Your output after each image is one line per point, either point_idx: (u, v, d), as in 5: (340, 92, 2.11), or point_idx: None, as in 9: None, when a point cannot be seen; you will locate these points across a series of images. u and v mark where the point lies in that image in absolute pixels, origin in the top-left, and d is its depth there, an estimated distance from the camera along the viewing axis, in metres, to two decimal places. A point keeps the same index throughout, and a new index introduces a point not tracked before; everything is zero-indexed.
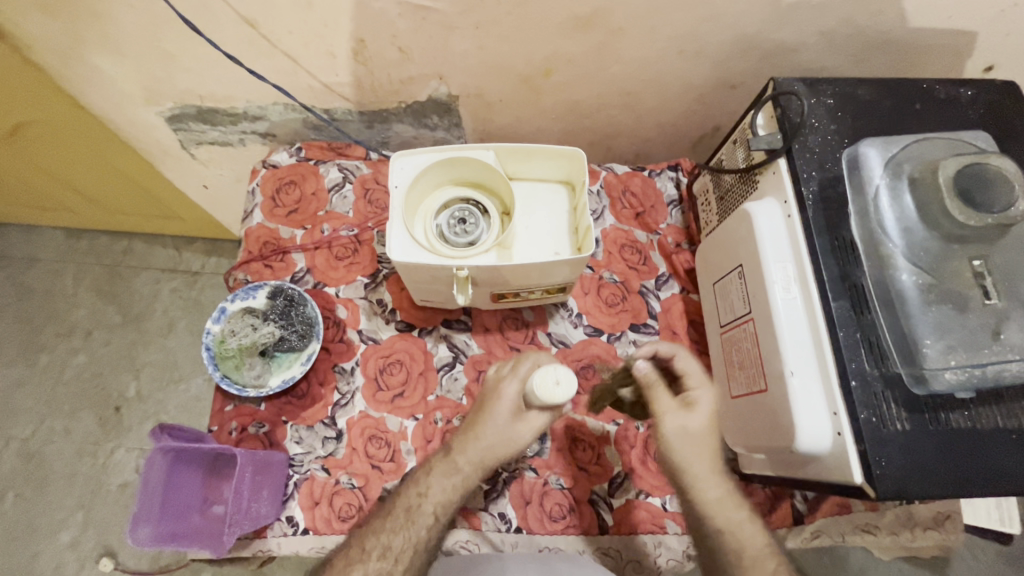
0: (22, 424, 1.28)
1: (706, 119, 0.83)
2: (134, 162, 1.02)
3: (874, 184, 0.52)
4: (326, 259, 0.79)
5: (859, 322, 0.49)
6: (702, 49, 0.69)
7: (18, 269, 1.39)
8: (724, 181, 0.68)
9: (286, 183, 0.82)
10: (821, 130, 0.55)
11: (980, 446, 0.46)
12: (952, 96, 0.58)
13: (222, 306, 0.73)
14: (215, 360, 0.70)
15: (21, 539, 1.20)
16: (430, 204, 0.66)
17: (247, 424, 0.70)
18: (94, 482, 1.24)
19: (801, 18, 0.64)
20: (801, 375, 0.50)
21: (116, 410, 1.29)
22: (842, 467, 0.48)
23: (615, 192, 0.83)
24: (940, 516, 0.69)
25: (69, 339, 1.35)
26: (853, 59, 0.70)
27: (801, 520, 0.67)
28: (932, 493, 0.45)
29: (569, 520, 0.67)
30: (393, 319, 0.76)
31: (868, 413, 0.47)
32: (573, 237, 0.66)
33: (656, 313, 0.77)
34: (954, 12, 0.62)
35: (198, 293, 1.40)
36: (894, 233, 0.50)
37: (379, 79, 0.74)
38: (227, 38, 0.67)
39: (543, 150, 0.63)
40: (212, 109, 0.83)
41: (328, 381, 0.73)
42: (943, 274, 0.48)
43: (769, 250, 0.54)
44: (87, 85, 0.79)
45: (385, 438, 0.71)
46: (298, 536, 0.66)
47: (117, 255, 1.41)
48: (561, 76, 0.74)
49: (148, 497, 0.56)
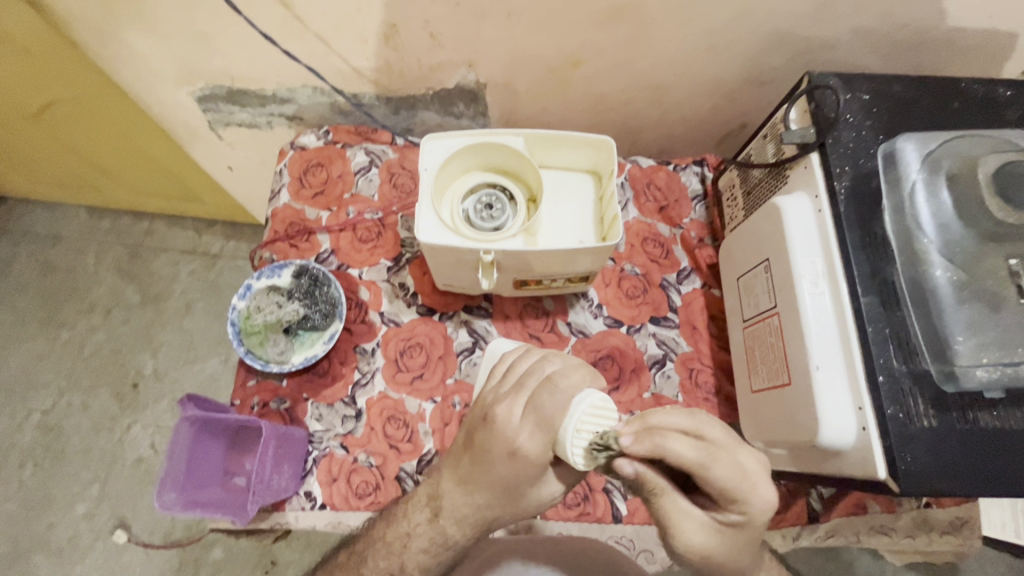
0: (42, 397, 1.30)
1: (733, 115, 0.82)
2: (161, 143, 1.03)
3: (911, 179, 0.52)
4: (350, 241, 0.80)
5: (889, 318, 0.49)
6: (735, 43, 0.68)
7: (43, 246, 1.42)
8: (752, 176, 0.68)
9: (313, 165, 0.83)
10: (855, 126, 0.55)
11: (1010, 447, 0.46)
12: (991, 95, 0.57)
13: (248, 283, 0.74)
14: (240, 335, 0.72)
15: (38, 508, 1.22)
16: (457, 188, 0.66)
17: (268, 399, 0.71)
18: (110, 456, 1.27)
19: (838, 14, 0.63)
20: (826, 370, 0.50)
21: (133, 386, 1.32)
22: (865, 462, 0.47)
23: (639, 185, 0.83)
24: (957, 522, 0.68)
25: (90, 315, 1.37)
26: (889, 58, 0.70)
27: (817, 519, 0.67)
28: (958, 492, 0.45)
29: (584, 508, 0.68)
30: (415, 303, 0.77)
31: (894, 408, 0.46)
32: (598, 226, 0.66)
33: (676, 307, 0.77)
34: (995, 12, 0.61)
35: (217, 275, 1.42)
36: (930, 228, 0.51)
37: (409, 65, 0.75)
38: (261, 18, 0.68)
39: (572, 137, 0.63)
40: (242, 90, 0.84)
41: (349, 361, 0.73)
42: (977, 273, 0.49)
43: (798, 244, 0.54)
44: (120, 63, 0.81)
45: (403, 419, 0.71)
46: (315, 511, 0.67)
47: (139, 235, 1.44)
48: (590, 67, 0.74)
49: (174, 463, 0.57)
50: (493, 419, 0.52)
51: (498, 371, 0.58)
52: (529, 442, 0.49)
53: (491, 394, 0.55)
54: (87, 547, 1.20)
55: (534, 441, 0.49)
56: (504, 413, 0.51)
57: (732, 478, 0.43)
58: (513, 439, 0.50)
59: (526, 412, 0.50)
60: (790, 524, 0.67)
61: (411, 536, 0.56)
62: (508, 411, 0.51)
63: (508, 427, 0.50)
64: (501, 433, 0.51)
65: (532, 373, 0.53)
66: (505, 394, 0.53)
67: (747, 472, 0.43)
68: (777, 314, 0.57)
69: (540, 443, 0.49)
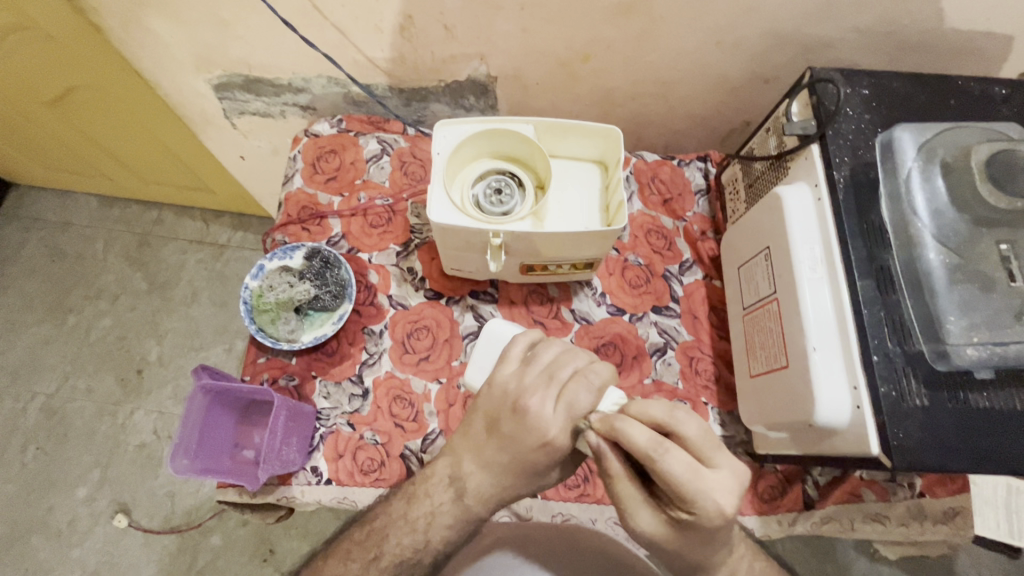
0: (46, 381, 1.32)
1: (737, 113, 0.85)
2: (175, 132, 1.05)
3: (908, 167, 0.54)
4: (360, 226, 0.82)
5: (885, 302, 0.51)
6: (739, 41, 0.71)
7: (52, 233, 1.44)
8: (755, 169, 0.70)
9: (327, 152, 0.86)
10: (855, 119, 0.57)
11: (997, 425, 0.47)
12: (986, 93, 0.59)
13: (260, 263, 0.76)
14: (252, 313, 0.73)
15: (39, 491, 1.23)
16: (467, 174, 0.68)
17: (277, 376, 0.73)
18: (113, 441, 1.28)
19: (839, 14, 0.65)
20: (823, 351, 0.52)
21: (137, 373, 1.33)
22: (860, 440, 0.49)
23: (644, 178, 0.84)
24: (950, 512, 0.70)
25: (97, 302, 1.39)
26: (888, 59, 0.72)
27: (812, 505, 0.69)
28: (948, 468, 0.47)
29: (584, 489, 0.69)
30: (422, 287, 0.79)
31: (888, 387, 0.48)
32: (604, 214, 0.68)
33: (678, 297, 0.79)
34: (991, 14, 0.63)
35: (223, 265, 1.43)
36: (924, 214, 0.52)
37: (422, 56, 0.77)
38: (281, 7, 0.70)
39: (581, 126, 0.65)
40: (259, 78, 0.86)
41: (358, 342, 0.75)
42: (970, 256, 0.50)
43: (798, 231, 0.55)
44: (141, 50, 0.83)
45: (409, 399, 0.73)
46: (321, 486, 0.69)
47: (147, 224, 1.46)
48: (598, 62, 0.76)
49: (187, 430, 0.59)
50: (523, 408, 0.53)
51: (513, 357, 0.57)
52: (562, 434, 0.51)
53: (515, 382, 0.55)
54: (87, 531, 1.21)
55: (564, 431, 0.51)
56: (536, 406, 0.52)
57: (685, 475, 0.45)
58: (546, 431, 0.51)
59: (559, 405, 0.52)
60: (785, 509, 0.69)
61: (425, 511, 0.58)
62: (540, 403, 0.52)
63: (541, 418, 0.51)
64: (537, 422, 0.51)
65: (563, 366, 0.54)
66: (534, 384, 0.53)
67: (700, 476, 0.45)
68: (776, 300, 0.59)
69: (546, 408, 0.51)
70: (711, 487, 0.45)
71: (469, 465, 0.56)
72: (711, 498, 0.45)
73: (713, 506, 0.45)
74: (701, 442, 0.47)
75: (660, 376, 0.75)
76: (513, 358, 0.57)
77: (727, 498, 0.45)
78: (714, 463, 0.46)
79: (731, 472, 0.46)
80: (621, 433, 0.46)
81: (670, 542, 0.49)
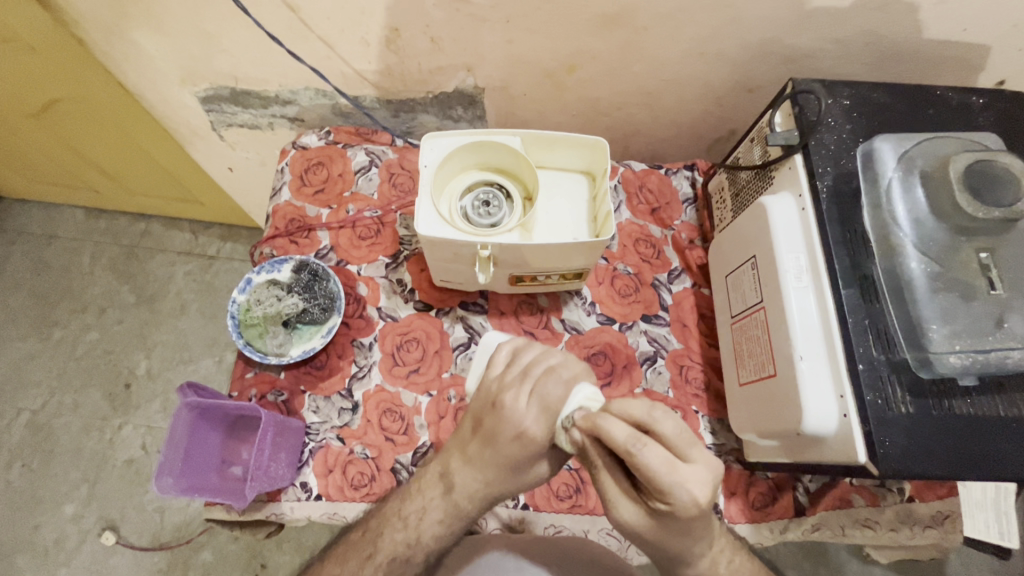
0: (32, 397, 1.30)
1: (722, 122, 0.85)
2: (161, 144, 1.05)
3: (887, 177, 0.54)
4: (349, 238, 0.81)
5: (869, 309, 0.51)
6: (723, 52, 0.72)
7: (37, 246, 1.42)
8: (740, 178, 0.70)
9: (315, 163, 0.85)
10: (837, 129, 0.58)
11: (978, 431, 0.48)
12: (964, 102, 0.60)
13: (248, 277, 0.75)
14: (239, 328, 0.73)
15: (24, 509, 1.21)
16: (455, 186, 0.68)
17: (266, 391, 0.72)
18: (100, 457, 1.26)
19: (820, 25, 0.66)
20: (809, 360, 0.52)
21: (126, 387, 1.31)
22: (846, 447, 0.49)
23: (632, 188, 0.85)
24: (939, 515, 0.70)
25: (83, 316, 1.37)
26: (869, 68, 0.73)
27: (803, 512, 0.69)
28: (933, 475, 0.47)
29: (576, 500, 0.69)
30: (412, 299, 0.78)
31: (873, 395, 0.49)
32: (591, 224, 0.68)
33: (667, 305, 0.79)
34: (967, 25, 0.65)
35: (212, 277, 1.42)
36: (905, 224, 0.52)
37: (410, 68, 0.77)
38: (268, 20, 0.70)
39: (568, 138, 0.66)
40: (246, 90, 0.86)
41: (347, 355, 0.75)
42: (951, 265, 0.50)
43: (783, 241, 0.56)
44: (126, 63, 0.83)
45: (399, 412, 0.72)
46: (311, 501, 0.68)
47: (135, 236, 1.44)
48: (585, 73, 0.77)
49: (173, 448, 0.58)
50: (500, 404, 0.54)
51: (498, 360, 0.59)
52: (535, 426, 0.52)
53: (495, 383, 0.57)
54: (74, 549, 1.19)
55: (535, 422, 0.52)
56: (510, 402, 0.53)
57: (661, 469, 0.45)
58: (521, 424, 0.52)
59: (532, 399, 0.53)
60: (777, 516, 0.69)
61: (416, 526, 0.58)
62: (515, 399, 0.54)
63: (515, 411, 0.53)
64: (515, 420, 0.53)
65: (538, 364, 0.56)
66: (512, 381, 0.55)
67: (676, 470, 0.45)
68: (763, 308, 0.59)
69: (545, 423, 0.52)
70: (684, 478, 0.45)
71: (458, 477, 0.57)
72: (685, 490, 0.45)
73: (687, 497, 0.45)
74: (677, 439, 0.46)
75: (650, 388, 0.75)
76: (496, 358, 0.59)
77: (701, 489, 0.45)
78: (691, 458, 0.46)
79: (703, 463, 0.46)
80: (602, 430, 0.46)
81: (651, 532, 0.50)
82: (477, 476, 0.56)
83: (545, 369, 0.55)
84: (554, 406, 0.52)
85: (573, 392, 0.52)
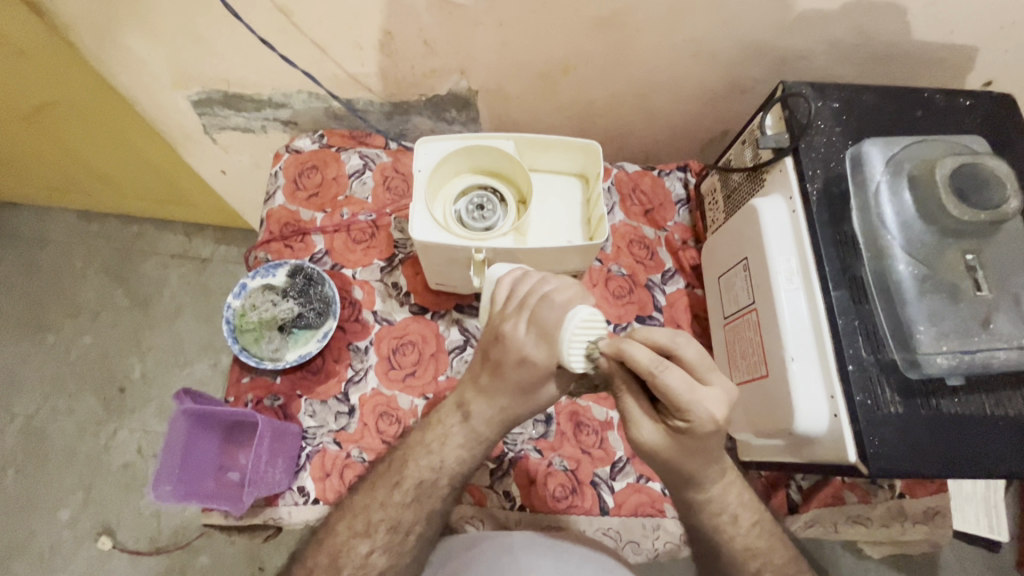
0: (26, 401, 1.29)
1: (714, 122, 0.86)
2: (154, 148, 1.04)
3: (876, 181, 0.55)
4: (344, 241, 0.81)
5: (858, 311, 0.52)
6: (714, 54, 0.72)
7: (29, 250, 1.41)
8: (732, 180, 0.71)
9: (308, 167, 0.85)
10: (826, 132, 0.58)
11: (965, 430, 0.49)
12: (952, 104, 0.61)
13: (242, 282, 0.75)
14: (235, 333, 0.73)
15: (20, 515, 1.21)
16: (449, 189, 0.68)
17: (262, 396, 0.72)
18: (96, 461, 1.25)
19: (811, 27, 0.67)
20: (801, 361, 0.53)
21: (120, 391, 1.31)
22: (837, 447, 0.50)
23: (625, 189, 0.85)
24: (929, 512, 0.71)
25: (77, 319, 1.36)
26: (859, 69, 0.73)
27: (795, 509, 0.70)
28: (921, 474, 0.48)
29: (572, 500, 0.70)
30: (407, 302, 0.79)
31: (863, 396, 0.49)
32: (585, 226, 0.69)
33: (661, 306, 0.80)
34: (956, 27, 0.65)
35: (207, 279, 1.42)
36: (893, 226, 0.53)
37: (403, 71, 0.77)
38: (261, 24, 0.70)
39: (561, 141, 0.66)
40: (239, 94, 0.85)
41: (343, 358, 0.75)
42: (938, 266, 0.51)
43: (774, 243, 0.57)
44: (118, 67, 0.82)
45: (396, 415, 0.73)
46: (308, 505, 0.68)
47: (129, 239, 1.44)
48: (578, 75, 0.77)
49: (170, 456, 0.58)
50: (501, 335, 0.55)
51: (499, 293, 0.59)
52: (536, 352, 0.53)
53: (498, 315, 0.57)
54: (70, 554, 1.18)
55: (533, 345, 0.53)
56: (510, 331, 0.54)
57: (682, 388, 0.47)
58: (523, 350, 0.53)
59: (530, 327, 0.53)
60: (771, 513, 0.70)
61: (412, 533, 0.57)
62: (515, 327, 0.54)
63: (515, 340, 0.54)
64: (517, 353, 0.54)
65: (534, 292, 0.55)
66: (511, 313, 0.55)
67: (695, 390, 0.48)
68: (755, 310, 0.60)
69: (546, 350, 0.52)
70: (701, 399, 0.47)
71: None
72: (703, 409, 0.48)
73: (705, 415, 0.48)
74: (697, 363, 0.49)
75: None
76: (496, 293, 0.58)
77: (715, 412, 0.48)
78: (709, 380, 0.49)
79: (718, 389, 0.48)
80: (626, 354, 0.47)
81: (668, 452, 0.51)
82: (491, 407, 0.58)
83: (538, 297, 0.54)
84: (552, 331, 0.51)
85: (570, 318, 0.50)
